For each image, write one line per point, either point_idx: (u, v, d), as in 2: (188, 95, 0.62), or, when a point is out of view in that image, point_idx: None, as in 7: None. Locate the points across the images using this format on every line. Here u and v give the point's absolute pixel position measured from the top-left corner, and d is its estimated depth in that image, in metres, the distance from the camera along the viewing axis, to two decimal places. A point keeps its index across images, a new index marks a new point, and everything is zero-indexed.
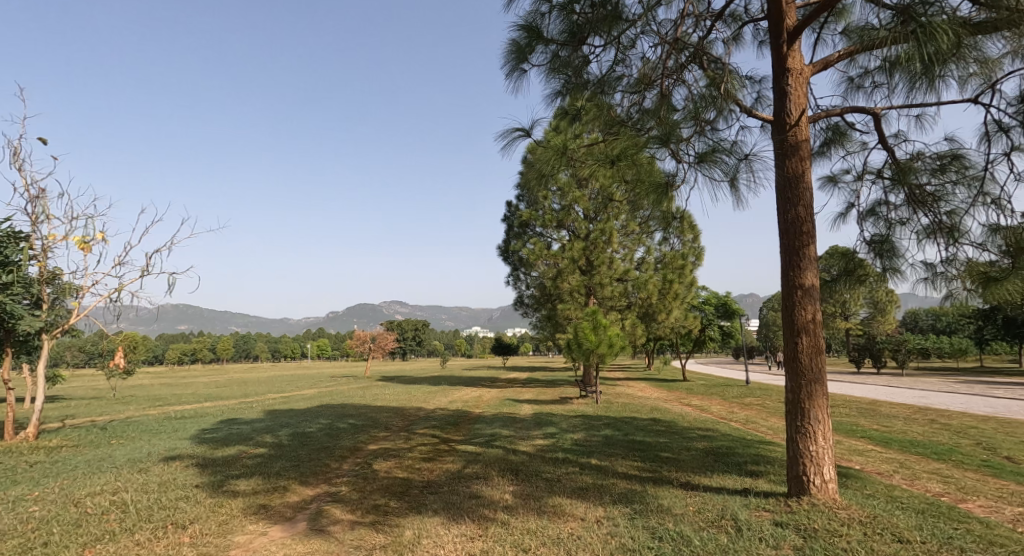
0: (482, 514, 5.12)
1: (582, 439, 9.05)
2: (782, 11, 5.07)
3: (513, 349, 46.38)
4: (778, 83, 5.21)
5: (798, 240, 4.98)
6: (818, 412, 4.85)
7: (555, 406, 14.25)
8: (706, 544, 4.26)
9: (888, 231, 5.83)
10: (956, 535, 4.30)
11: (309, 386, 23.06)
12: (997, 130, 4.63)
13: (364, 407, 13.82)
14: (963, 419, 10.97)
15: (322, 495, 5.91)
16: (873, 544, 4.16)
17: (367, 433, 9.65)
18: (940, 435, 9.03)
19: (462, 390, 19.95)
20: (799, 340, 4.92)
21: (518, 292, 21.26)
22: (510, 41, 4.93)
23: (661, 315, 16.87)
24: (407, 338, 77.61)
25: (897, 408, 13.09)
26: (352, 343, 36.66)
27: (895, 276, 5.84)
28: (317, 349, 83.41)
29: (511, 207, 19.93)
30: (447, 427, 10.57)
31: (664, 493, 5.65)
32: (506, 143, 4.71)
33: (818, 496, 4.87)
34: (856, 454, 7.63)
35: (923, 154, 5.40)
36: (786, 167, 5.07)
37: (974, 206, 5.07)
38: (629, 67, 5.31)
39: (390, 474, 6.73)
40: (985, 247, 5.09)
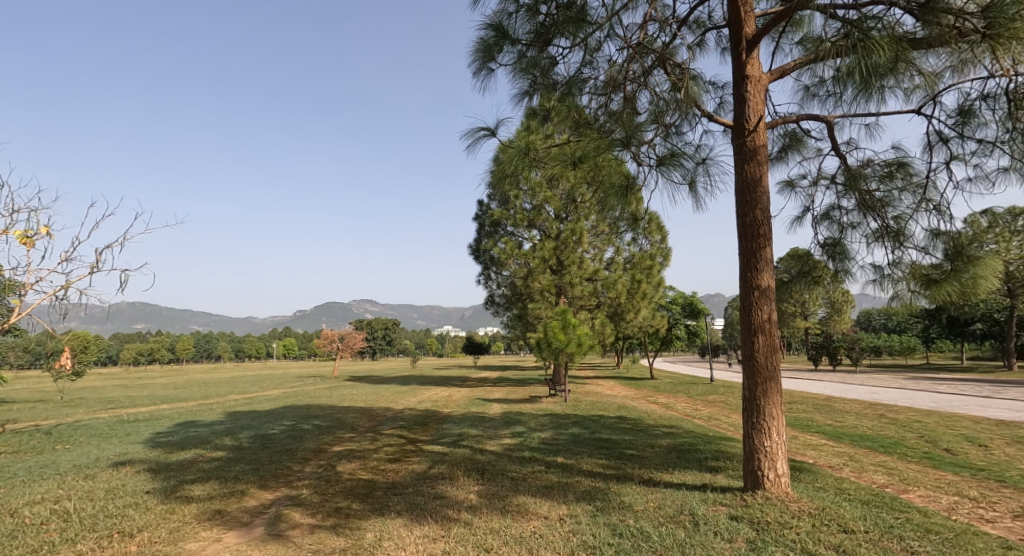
0: (446, 515, 5.11)
1: (549, 437, 9.12)
2: (742, 19, 5.21)
3: (484, 348, 46.22)
4: (738, 90, 5.35)
5: (755, 242, 5.13)
6: (772, 408, 5.02)
7: (523, 405, 14.31)
8: (664, 540, 4.36)
9: (840, 234, 6.07)
10: (897, 524, 4.51)
11: (273, 387, 22.57)
12: (938, 140, 4.88)
13: (329, 408, 13.59)
14: (909, 413, 11.53)
15: (282, 499, 5.79)
16: (820, 535, 4.33)
17: (331, 435, 9.48)
18: (887, 429, 9.46)
19: (431, 390, 19.85)
20: (755, 339, 5.07)
21: (489, 291, 21.29)
22: (477, 40, 4.93)
23: (629, 314, 17.11)
24: (377, 337, 76.59)
25: (851, 404, 13.65)
26: (319, 342, 35.82)
27: (847, 278, 6.08)
28: (283, 348, 81.19)
29: (482, 206, 19.94)
30: (414, 427, 10.50)
31: (627, 490, 5.74)
32: (470, 143, 4.70)
33: (771, 490, 5.04)
34: (810, 449, 7.91)
35: (872, 161, 5.65)
36: (745, 172, 5.22)
37: (917, 211, 5.32)
38: (596, 69, 5.37)
39: (354, 476, 6.65)
40: (928, 251, 5.35)
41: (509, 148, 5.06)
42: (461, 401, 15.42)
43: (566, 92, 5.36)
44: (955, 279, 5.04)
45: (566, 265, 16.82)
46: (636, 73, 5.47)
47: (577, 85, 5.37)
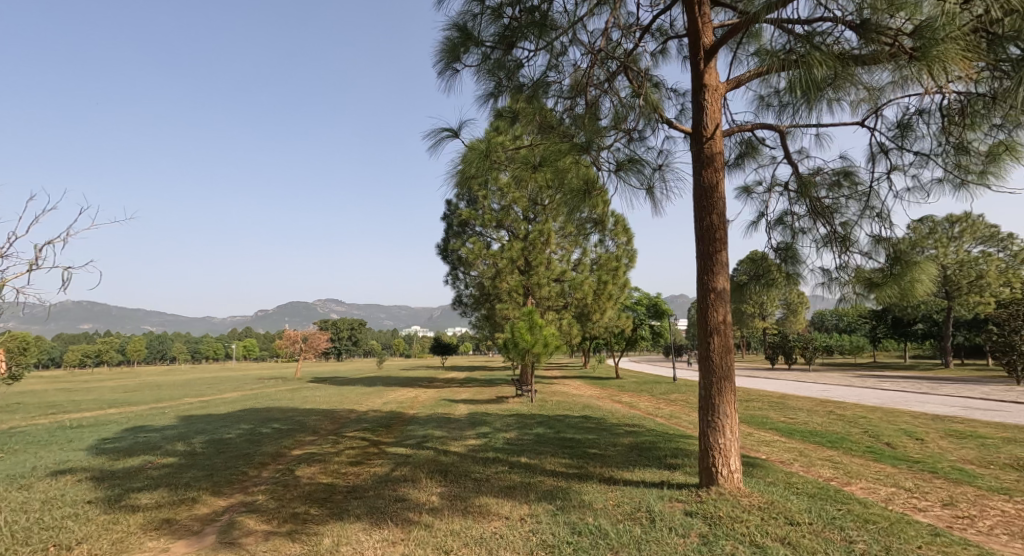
0: (406, 517, 5.09)
1: (514, 437, 9.16)
2: (700, 29, 5.35)
3: (452, 349, 45.84)
4: (696, 98, 5.50)
5: (712, 246, 5.30)
6: (727, 407, 5.19)
7: (489, 406, 14.31)
8: (622, 537, 4.46)
9: (792, 239, 6.33)
10: (839, 516, 4.74)
11: (231, 389, 21.92)
12: (880, 151, 5.14)
13: (289, 410, 13.29)
14: (856, 410, 12.10)
15: (236, 506, 5.64)
16: (768, 527, 4.51)
17: (291, 438, 9.29)
18: (835, 425, 9.91)
19: (396, 391, 19.64)
20: (711, 339, 5.24)
21: (457, 291, 21.23)
22: (442, 40, 4.92)
23: (596, 315, 17.37)
24: (342, 338, 75.33)
25: (804, 401, 14.18)
26: (281, 343, 34.89)
27: (799, 280, 6.34)
28: (242, 350, 78.64)
29: (450, 206, 19.86)
30: (379, 429, 10.39)
31: (588, 489, 5.85)
32: (433, 143, 4.68)
33: (725, 486, 5.22)
34: (764, 445, 8.21)
35: (822, 169, 5.90)
36: (702, 177, 5.38)
37: (862, 218, 5.60)
38: (560, 73, 5.43)
39: (313, 480, 6.54)
40: (871, 255, 5.61)
41: (476, 150, 5.06)
42: (426, 402, 15.32)
43: (532, 95, 5.40)
44: (893, 282, 5.34)
45: (534, 266, 16.93)
46: (600, 78, 5.56)
47: (542, 88, 5.42)
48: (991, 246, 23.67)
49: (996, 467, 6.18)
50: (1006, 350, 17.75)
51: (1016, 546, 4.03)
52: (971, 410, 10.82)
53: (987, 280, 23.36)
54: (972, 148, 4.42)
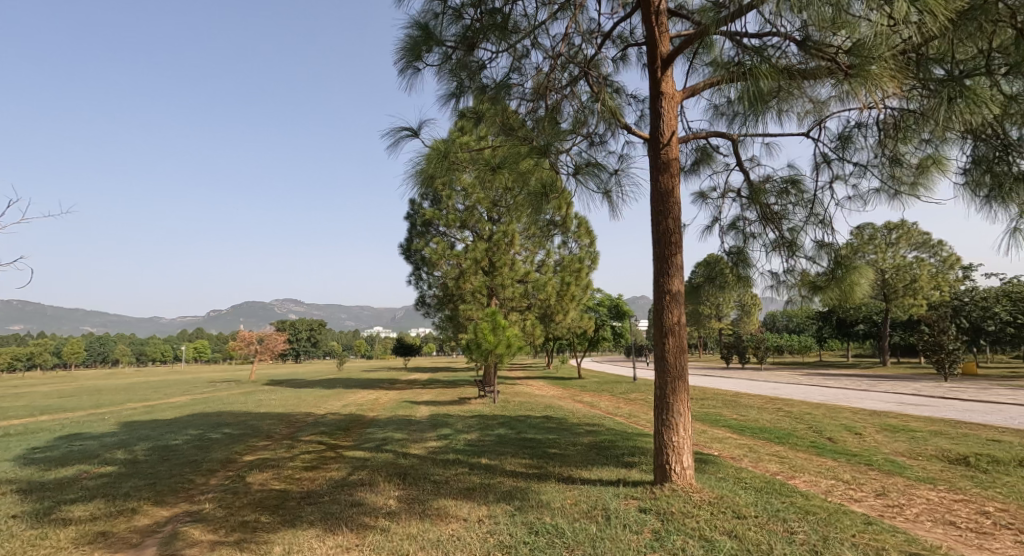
0: (362, 522, 5.02)
1: (475, 439, 9.15)
2: (659, 37, 5.46)
3: (415, 350, 45.38)
4: (654, 105, 5.64)
5: (667, 249, 5.44)
6: (680, 406, 5.33)
7: (451, 407, 14.24)
8: (577, 535, 4.52)
9: (744, 243, 6.56)
10: (782, 508, 4.96)
11: (179, 393, 21.00)
12: (823, 160, 5.39)
13: (242, 414, 12.88)
14: (802, 406, 12.66)
15: (180, 516, 5.43)
16: (717, 521, 4.67)
17: (243, 443, 9.01)
18: (783, 421, 10.34)
19: (355, 393, 19.31)
20: (665, 340, 5.37)
21: (420, 291, 21.05)
22: (402, 38, 4.80)
23: (559, 316, 17.57)
24: (300, 339, 73.55)
25: (755, 399, 14.72)
26: (234, 345, 33.54)
27: (750, 283, 6.58)
28: (192, 351, 75.43)
29: (414, 205, 19.64)
30: (336, 432, 10.18)
31: (547, 488, 5.92)
32: (392, 142, 4.56)
33: (677, 483, 5.36)
34: (716, 442, 8.48)
35: (771, 177, 6.14)
36: (659, 183, 5.52)
37: (807, 224, 5.87)
38: (522, 75, 5.47)
39: (265, 487, 6.36)
40: (815, 259, 5.87)
41: (438, 151, 5.00)
42: (386, 404, 15.14)
43: (495, 96, 5.39)
44: (835, 285, 5.62)
45: (497, 267, 16.94)
46: (562, 82, 5.63)
47: (505, 89, 5.42)
48: (924, 251, 25.15)
49: (926, 459, 6.57)
50: (936, 350, 18.85)
51: (939, 532, 4.30)
52: (906, 405, 11.47)
53: (920, 284, 24.80)
54: (905, 161, 4.71)
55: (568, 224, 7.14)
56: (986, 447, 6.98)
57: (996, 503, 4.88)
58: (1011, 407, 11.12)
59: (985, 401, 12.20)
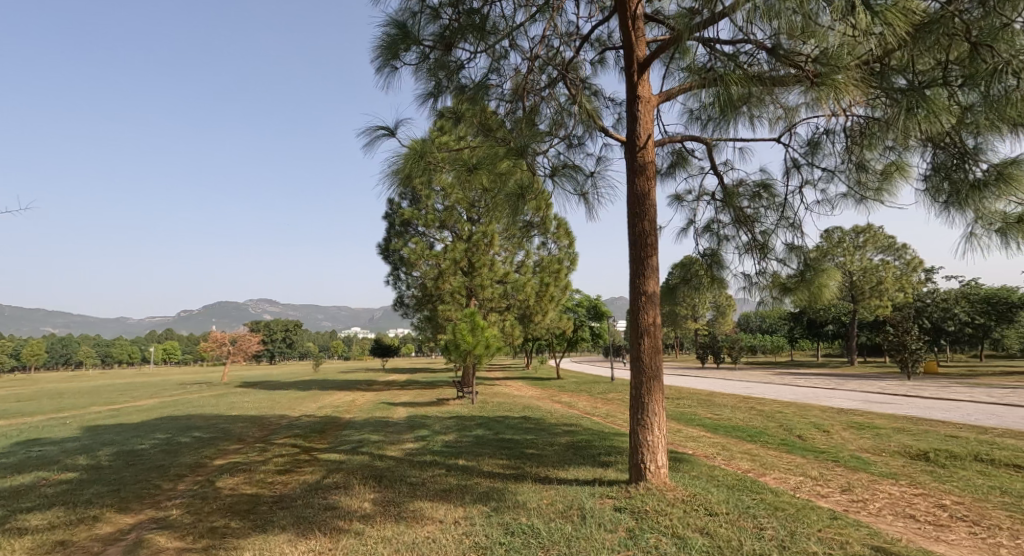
0: (336, 526, 4.97)
1: (453, 440, 9.12)
2: (636, 42, 5.52)
3: (393, 351, 44.99)
4: (630, 109, 5.70)
5: (643, 251, 5.50)
6: (655, 405, 5.39)
7: (428, 408, 14.17)
8: (553, 535, 4.55)
9: (718, 245, 6.67)
10: (753, 505, 5.06)
11: (147, 396, 20.43)
12: (793, 165, 5.51)
13: (213, 417, 12.61)
14: (774, 405, 12.95)
15: (145, 522, 5.30)
16: (689, 518, 4.75)
17: (213, 447, 8.83)
18: (755, 420, 10.56)
19: (331, 395, 19.06)
20: (641, 341, 5.43)
21: (398, 292, 20.89)
22: (379, 36, 4.74)
23: (537, 316, 17.64)
24: (275, 340, 72.30)
25: (729, 398, 14.98)
26: (205, 346, 32.69)
27: (724, 284, 6.69)
28: (162, 352, 73.48)
29: (393, 204, 19.49)
30: (311, 435, 10.03)
31: (523, 489, 5.93)
32: (369, 141, 4.51)
33: (652, 481, 5.43)
34: (690, 441, 8.60)
35: (744, 181, 6.26)
36: (636, 185, 5.58)
37: (778, 227, 6.00)
38: (501, 77, 5.47)
39: (236, 491, 6.25)
40: (786, 262, 6.00)
41: (416, 151, 4.96)
42: (363, 406, 14.98)
43: (473, 96, 5.37)
44: (804, 287, 5.76)
45: (477, 267, 16.89)
46: (540, 83, 5.65)
47: (483, 90, 5.41)
48: (889, 254, 25.94)
49: (889, 455, 6.78)
50: (900, 349, 19.45)
51: (901, 525, 4.44)
52: (872, 403, 11.82)
53: (885, 285, 25.57)
54: (870, 167, 4.85)
55: (547, 226, 7.16)
56: (946, 443, 7.24)
57: (954, 496, 5.07)
58: (970, 404, 11.54)
59: (945, 398, 12.64)
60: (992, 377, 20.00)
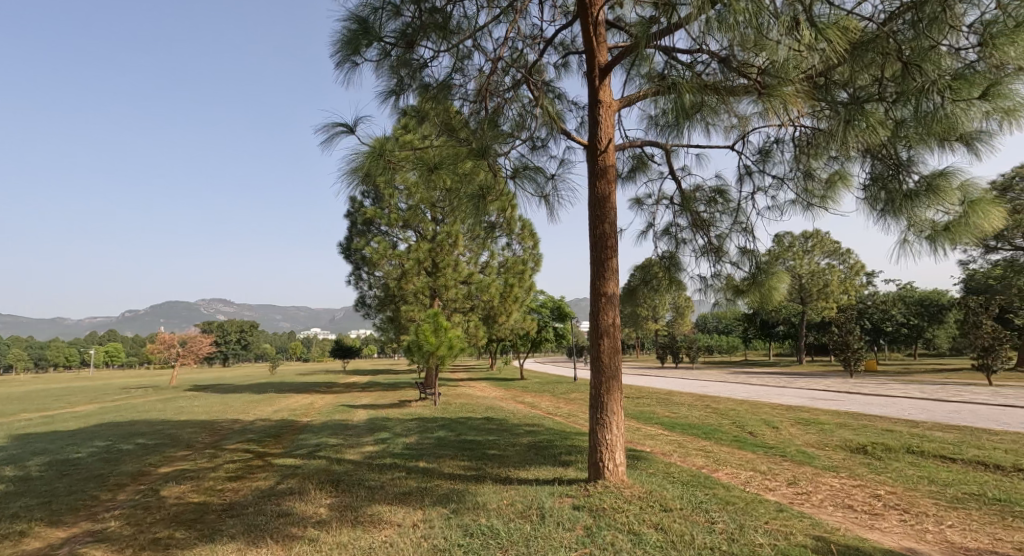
0: (289, 533, 4.87)
1: (414, 442, 9.05)
2: (597, 47, 5.61)
3: (354, 352, 44.21)
4: (592, 113, 5.79)
5: (603, 253, 5.60)
6: (614, 404, 5.49)
7: (390, 410, 14.01)
8: (511, 535, 4.58)
9: (676, 248, 6.86)
10: (705, 500, 5.23)
11: (87, 401, 19.38)
12: (746, 171, 5.72)
13: (159, 423, 12.10)
14: (728, 403, 13.41)
15: (80, 536, 5.05)
16: (645, 515, 4.86)
17: (158, 454, 8.48)
18: (710, 417, 10.89)
19: (288, 398, 18.58)
20: (601, 341, 5.52)
21: (359, 292, 20.55)
22: (339, 30, 4.65)
23: (502, 317, 17.68)
24: (229, 342, 69.88)
25: (686, 397, 15.38)
26: (151, 349, 31.21)
27: (682, 286, 6.87)
28: (105, 355, 69.96)
29: (355, 203, 19.19)
30: (265, 439, 9.76)
31: (483, 490, 5.94)
32: (326, 138, 4.44)
33: (610, 479, 5.54)
34: (648, 439, 8.79)
35: (701, 186, 6.45)
36: (596, 189, 5.68)
37: (733, 231, 6.21)
38: (465, 77, 5.46)
39: (182, 500, 6.02)
40: (739, 264, 6.21)
41: (376, 148, 4.91)
42: (322, 409, 14.65)
43: (437, 95, 5.34)
44: (756, 289, 5.99)
45: (440, 268, 16.81)
46: (503, 85, 5.67)
47: (447, 90, 5.39)
48: (835, 259, 27.20)
49: (832, 449, 7.11)
50: (844, 349, 20.39)
51: (840, 515, 4.67)
52: (818, 400, 12.37)
53: (831, 288, 26.80)
54: (816, 175, 5.08)
55: (511, 227, 7.20)
56: (883, 437, 7.65)
57: (888, 486, 5.38)
58: (905, 400, 12.23)
59: (883, 394, 13.37)
60: (924, 377, 20.05)
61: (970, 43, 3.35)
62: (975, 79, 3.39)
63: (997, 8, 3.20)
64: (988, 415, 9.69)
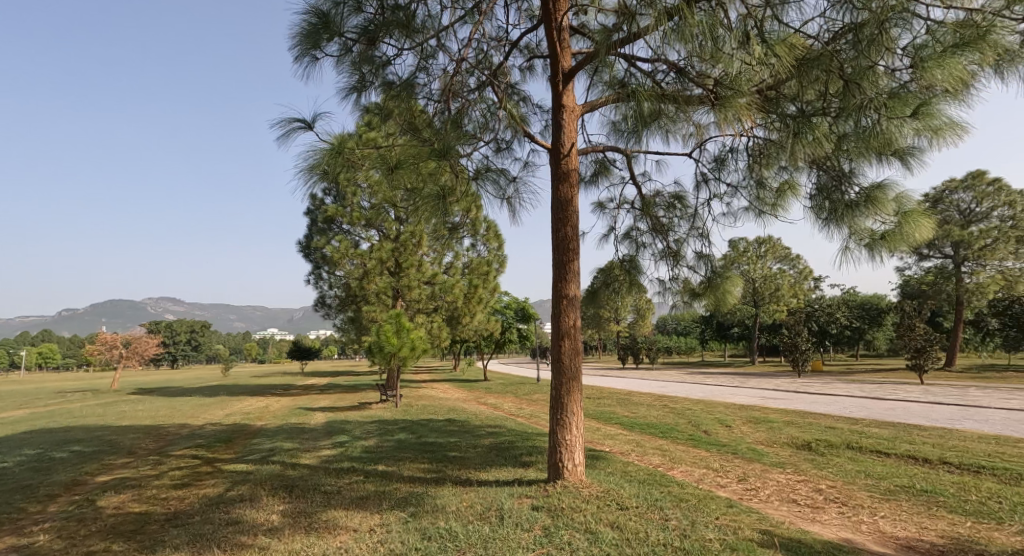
0: (238, 541, 4.73)
1: (373, 445, 8.92)
2: (561, 52, 5.66)
3: (314, 353, 43.18)
4: (555, 116, 5.84)
5: (565, 255, 5.67)
6: (573, 405, 5.55)
7: (349, 413, 13.76)
8: (469, 537, 4.58)
9: (636, 251, 7.00)
10: (660, 497, 5.36)
11: (19, 406, 18.24)
12: (703, 179, 5.89)
13: (98, 429, 11.51)
14: (684, 402, 13.74)
15: (5, 552, 4.77)
16: (601, 513, 4.93)
17: (97, 462, 8.08)
18: (668, 417, 11.14)
19: (242, 401, 17.98)
20: (562, 343, 5.56)
21: (319, 291, 20.10)
22: (298, 24, 4.55)
23: (465, 318, 17.61)
24: (179, 343, 67.05)
25: (645, 397, 15.68)
26: (92, 350, 29.55)
27: (642, 289, 7.01)
28: (42, 356, 65.98)
29: (315, 201, 18.79)
30: (215, 445, 9.43)
31: (443, 492, 5.92)
32: (282, 134, 4.34)
33: (569, 479, 5.60)
34: (607, 439, 8.92)
35: (661, 192, 6.60)
36: (559, 192, 5.73)
37: (691, 236, 6.38)
38: (429, 76, 5.43)
39: (121, 510, 5.76)
40: (696, 268, 6.39)
41: (336, 146, 4.82)
42: (278, 412, 14.25)
43: (400, 93, 5.27)
44: (711, 292, 6.17)
45: (404, 268, 16.64)
46: (468, 86, 5.67)
47: (410, 89, 5.35)
48: (786, 264, 28.33)
49: (780, 446, 7.39)
50: (793, 350, 21.18)
51: (785, 509, 4.87)
52: (769, 399, 12.82)
53: (782, 292, 27.89)
54: (768, 184, 5.27)
55: (475, 227, 7.19)
56: (826, 434, 8.01)
57: (828, 481, 5.63)
58: (848, 398, 12.83)
59: (826, 393, 14.02)
60: (865, 377, 20.85)
61: (903, 64, 3.55)
62: (907, 99, 3.60)
63: (928, 33, 3.41)
64: (920, 412, 10.29)
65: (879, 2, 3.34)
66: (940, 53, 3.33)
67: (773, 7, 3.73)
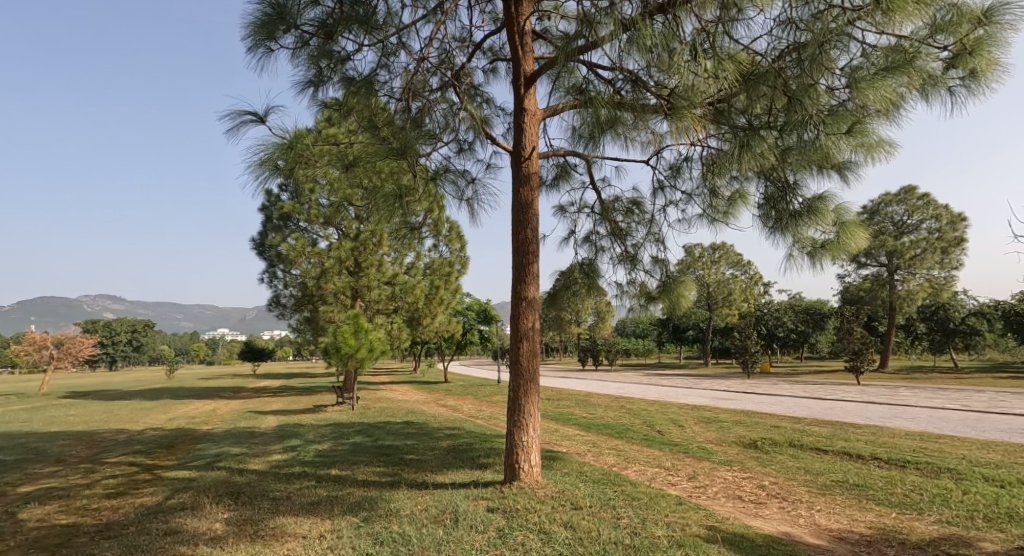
0: (178, 552, 4.54)
1: (326, 449, 8.73)
2: (522, 55, 5.70)
3: (266, 354, 41.77)
4: (516, 119, 5.87)
5: (524, 258, 5.69)
6: (530, 407, 5.58)
7: (303, 416, 13.40)
8: (423, 540, 4.54)
9: (595, 255, 7.11)
10: (613, 496, 5.45)
11: None
12: (660, 185, 6.03)
13: (27, 435, 10.82)
14: (640, 403, 14.06)
15: None
16: (556, 513, 4.97)
17: (20, 472, 7.58)
18: (624, 418, 11.35)
19: (188, 404, 17.25)
20: (519, 344, 5.57)
21: (274, 291, 19.53)
22: (253, 13, 4.42)
23: (426, 319, 17.48)
24: (118, 343, 63.58)
25: (602, 398, 15.93)
26: (19, 350, 27.58)
27: (600, 292, 7.12)
28: None
29: (271, 197, 18.27)
30: (156, 451, 9.02)
31: (397, 496, 5.84)
32: (232, 126, 4.22)
33: (524, 479, 5.64)
34: (564, 439, 9.04)
35: (620, 197, 6.73)
36: (520, 195, 5.77)
37: (647, 241, 6.52)
38: (390, 74, 5.36)
39: (48, 522, 5.44)
40: (652, 272, 6.55)
41: (290, 141, 4.72)
42: (227, 416, 13.76)
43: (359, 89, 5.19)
44: (666, 296, 6.32)
45: (363, 267, 16.37)
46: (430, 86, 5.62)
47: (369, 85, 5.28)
48: (738, 269, 29.31)
49: (728, 445, 7.64)
50: (743, 352, 21.94)
51: (730, 505, 5.05)
52: (721, 400, 13.24)
53: (734, 296, 28.80)
54: (720, 193, 5.45)
55: (436, 228, 7.14)
56: (772, 432, 8.34)
57: (772, 477, 5.87)
58: (793, 398, 13.41)
59: (772, 394, 14.57)
60: (811, 377, 22.39)
61: (841, 84, 3.74)
62: (844, 116, 3.79)
63: (863, 56, 3.60)
64: (858, 411, 10.85)
65: (821, 24, 3.52)
66: (873, 75, 3.52)
67: (725, 23, 3.87)
